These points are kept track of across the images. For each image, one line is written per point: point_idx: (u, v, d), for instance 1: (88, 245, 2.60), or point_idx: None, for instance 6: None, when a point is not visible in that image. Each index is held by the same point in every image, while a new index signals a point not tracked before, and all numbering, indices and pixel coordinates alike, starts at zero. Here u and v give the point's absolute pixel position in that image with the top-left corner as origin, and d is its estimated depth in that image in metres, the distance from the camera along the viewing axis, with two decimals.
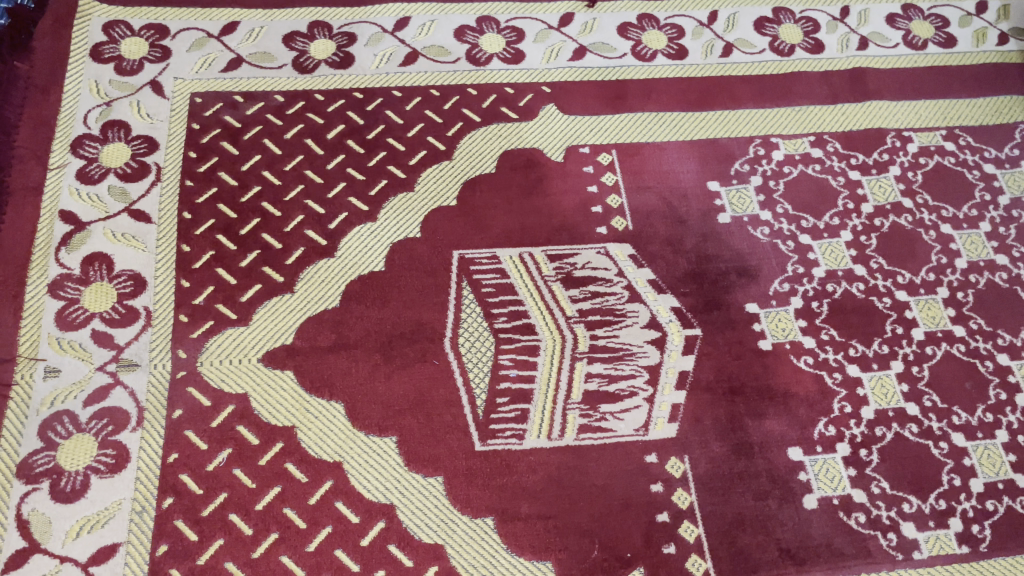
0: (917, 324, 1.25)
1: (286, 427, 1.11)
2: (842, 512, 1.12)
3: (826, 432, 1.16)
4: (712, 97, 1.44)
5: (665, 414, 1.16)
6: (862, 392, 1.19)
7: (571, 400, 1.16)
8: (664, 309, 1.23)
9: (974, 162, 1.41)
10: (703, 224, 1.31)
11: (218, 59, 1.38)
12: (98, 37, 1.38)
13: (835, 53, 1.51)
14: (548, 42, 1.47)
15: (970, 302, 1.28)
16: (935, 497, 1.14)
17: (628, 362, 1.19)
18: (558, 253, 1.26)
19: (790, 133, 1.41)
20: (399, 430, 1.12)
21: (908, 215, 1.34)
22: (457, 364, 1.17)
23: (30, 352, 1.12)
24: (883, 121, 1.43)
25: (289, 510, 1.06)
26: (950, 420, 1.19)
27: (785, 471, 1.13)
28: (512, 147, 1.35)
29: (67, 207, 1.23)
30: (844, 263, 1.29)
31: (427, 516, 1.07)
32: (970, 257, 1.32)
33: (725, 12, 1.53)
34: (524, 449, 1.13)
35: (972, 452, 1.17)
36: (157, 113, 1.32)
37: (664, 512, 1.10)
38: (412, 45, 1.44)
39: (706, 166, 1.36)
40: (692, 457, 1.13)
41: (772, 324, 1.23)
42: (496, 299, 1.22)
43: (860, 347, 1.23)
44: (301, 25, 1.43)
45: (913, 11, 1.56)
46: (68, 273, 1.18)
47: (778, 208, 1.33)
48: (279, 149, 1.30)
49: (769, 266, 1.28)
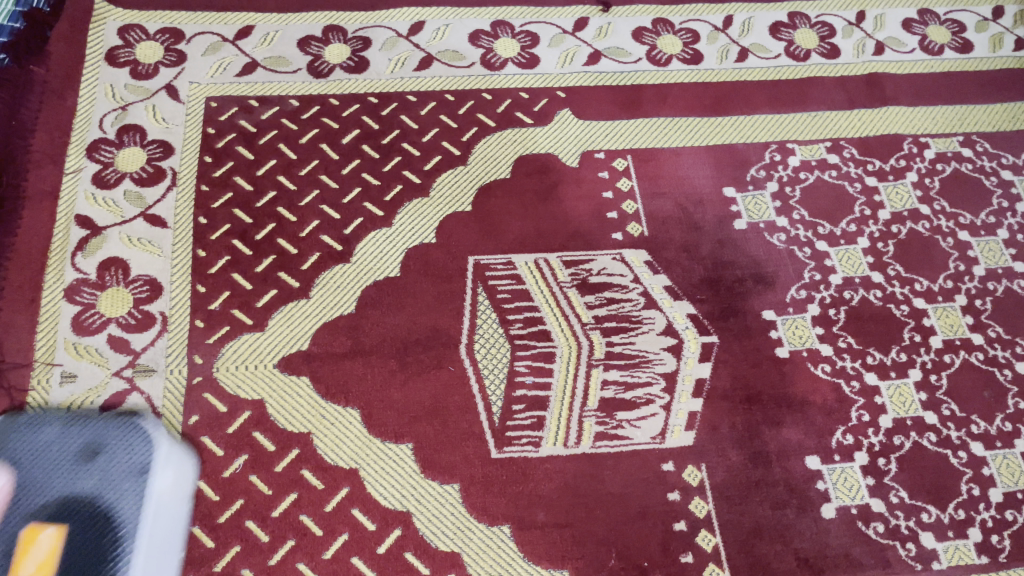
0: (935, 332, 1.24)
1: (302, 433, 1.10)
2: (860, 521, 1.11)
3: (844, 441, 1.16)
4: (728, 102, 1.43)
5: (682, 422, 1.15)
6: (880, 400, 1.19)
7: (587, 408, 1.15)
8: (680, 315, 1.22)
9: (991, 169, 1.40)
10: (719, 230, 1.30)
11: (233, 63, 1.38)
12: (114, 41, 1.38)
13: (851, 58, 1.50)
14: (563, 47, 1.47)
15: (989, 310, 1.27)
16: (954, 507, 1.13)
17: (644, 369, 1.19)
18: (574, 259, 1.26)
19: (806, 139, 1.40)
20: (415, 437, 1.11)
21: (925, 222, 1.34)
22: (473, 371, 1.16)
23: (47, 357, 1.12)
24: (900, 127, 1.43)
25: (306, 517, 1.06)
26: (969, 429, 1.18)
27: (803, 480, 1.13)
28: (527, 152, 1.35)
29: (84, 212, 1.23)
30: (861, 270, 1.29)
31: (444, 524, 1.07)
32: (988, 264, 1.31)
33: (740, 16, 1.53)
34: (541, 456, 1.12)
35: (991, 462, 1.16)
36: (172, 117, 1.32)
37: (681, 520, 1.09)
38: (427, 49, 1.43)
39: (722, 171, 1.36)
40: (709, 465, 1.13)
41: (789, 331, 1.23)
42: (512, 306, 1.21)
43: (878, 355, 1.22)
44: (316, 29, 1.43)
45: (929, 16, 1.56)
46: (84, 277, 1.18)
47: (794, 214, 1.33)
48: (294, 154, 1.30)
49: (786, 272, 1.27)
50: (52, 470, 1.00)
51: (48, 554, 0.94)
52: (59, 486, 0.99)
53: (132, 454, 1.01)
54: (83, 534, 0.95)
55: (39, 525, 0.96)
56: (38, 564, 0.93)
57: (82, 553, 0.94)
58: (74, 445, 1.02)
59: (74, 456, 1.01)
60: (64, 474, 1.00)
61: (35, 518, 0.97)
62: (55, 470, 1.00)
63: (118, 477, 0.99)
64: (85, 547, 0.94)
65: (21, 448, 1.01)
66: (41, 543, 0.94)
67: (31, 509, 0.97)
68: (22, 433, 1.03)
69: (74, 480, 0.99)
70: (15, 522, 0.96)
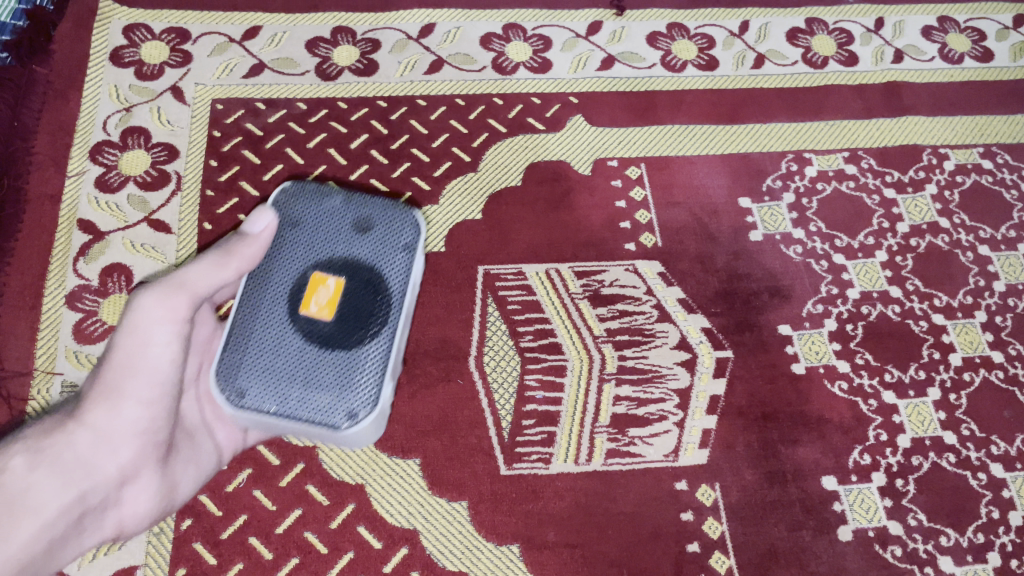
0: (954, 349, 1.22)
1: (307, 447, 1.08)
2: (878, 544, 1.09)
3: (861, 461, 1.14)
4: (744, 109, 1.40)
5: (695, 440, 1.13)
6: (898, 419, 1.17)
7: (599, 424, 1.13)
8: (694, 329, 1.20)
9: (1012, 182, 1.37)
10: (734, 241, 1.27)
11: (239, 64, 1.35)
12: (119, 41, 1.35)
13: (869, 66, 1.47)
14: (576, 51, 1.44)
15: (1008, 327, 1.25)
16: (973, 530, 1.11)
17: (658, 384, 1.16)
18: (585, 270, 1.23)
19: (824, 149, 1.37)
20: (423, 453, 1.09)
21: (944, 235, 1.31)
22: (482, 385, 1.14)
23: (47, 365, 1.11)
24: (919, 137, 1.40)
25: (310, 534, 1.03)
26: (989, 450, 1.16)
27: (819, 501, 1.11)
28: (539, 159, 1.32)
29: (86, 216, 1.21)
30: (879, 284, 1.26)
31: (452, 543, 1.05)
32: (1008, 280, 1.29)
33: (757, 22, 1.50)
34: (551, 474, 1.09)
35: (1011, 483, 1.14)
36: (178, 120, 1.29)
37: (695, 541, 1.07)
38: (438, 52, 1.41)
39: (738, 181, 1.33)
40: (723, 484, 1.10)
41: (805, 346, 1.20)
42: (522, 317, 1.19)
43: (896, 372, 1.20)
44: (325, 30, 1.40)
45: (949, 24, 1.53)
46: (86, 283, 1.16)
47: (811, 226, 1.30)
48: (302, 159, 1.28)
49: (803, 285, 1.25)
50: (329, 234, 0.87)
51: (337, 297, 0.84)
52: (335, 246, 0.87)
53: (406, 231, 0.89)
54: (363, 299, 0.85)
55: (322, 274, 0.85)
56: (323, 308, 0.83)
57: (360, 320, 0.84)
58: (350, 214, 0.89)
59: (352, 225, 0.88)
60: (338, 239, 0.87)
61: (310, 270, 0.85)
62: (335, 235, 0.87)
63: (392, 251, 0.88)
64: (366, 316, 0.84)
65: (302, 212, 0.89)
66: (329, 287, 0.84)
67: (309, 261, 0.86)
68: (308, 199, 0.90)
69: (350, 247, 0.87)
70: (293, 274, 0.86)
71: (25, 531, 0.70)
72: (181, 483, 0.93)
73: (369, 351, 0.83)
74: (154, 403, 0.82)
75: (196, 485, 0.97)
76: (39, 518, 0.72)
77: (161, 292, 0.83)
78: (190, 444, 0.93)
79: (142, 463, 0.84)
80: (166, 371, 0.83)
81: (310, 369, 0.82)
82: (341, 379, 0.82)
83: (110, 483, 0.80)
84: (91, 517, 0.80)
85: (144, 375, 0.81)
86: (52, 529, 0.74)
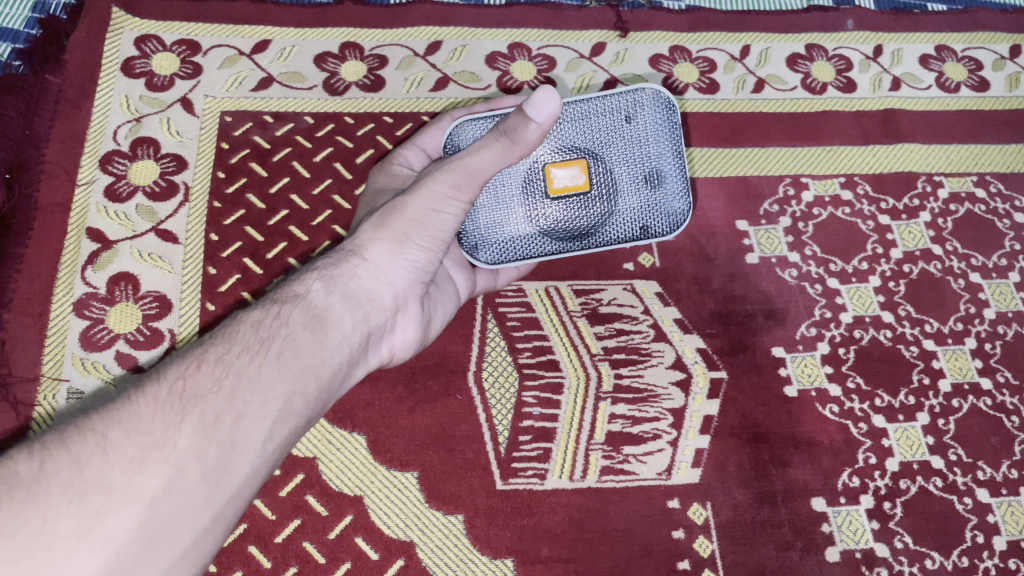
0: (944, 375, 1.25)
1: (308, 459, 1.11)
2: (864, 565, 1.13)
3: (850, 483, 1.17)
4: (743, 133, 1.42)
5: (687, 459, 1.15)
6: (887, 443, 1.20)
7: (594, 441, 1.15)
8: (689, 349, 1.21)
9: (1004, 211, 1.40)
10: (731, 264, 1.29)
11: (248, 78, 1.37)
12: (130, 51, 1.37)
13: (867, 93, 1.49)
14: (579, 71, 1.45)
15: (997, 354, 1.28)
16: (957, 554, 1.15)
17: (653, 404, 1.18)
18: (584, 288, 1.23)
19: (821, 174, 1.39)
20: (421, 466, 1.12)
21: (936, 262, 1.34)
22: (480, 401, 1.15)
23: (54, 371, 1.14)
24: (914, 165, 1.42)
25: (308, 544, 1.07)
26: (975, 475, 1.19)
27: (808, 522, 1.14)
28: None
29: (95, 225, 1.23)
30: (872, 309, 1.28)
31: (447, 555, 1.09)
32: (999, 308, 1.31)
33: (758, 47, 1.51)
34: (545, 489, 1.12)
35: (996, 509, 1.18)
36: (187, 131, 1.32)
37: (685, 559, 1.11)
38: (443, 70, 1.42)
39: (736, 204, 1.35)
40: (714, 503, 1.13)
41: (798, 369, 1.23)
42: (520, 334, 1.20)
43: (886, 397, 1.22)
44: (332, 45, 1.41)
45: (946, 53, 1.54)
46: (94, 291, 1.19)
47: (806, 250, 1.32)
48: (308, 172, 1.30)
49: (797, 308, 1.27)
50: (624, 156, 0.97)
51: (568, 188, 0.96)
52: (613, 170, 0.97)
53: (665, 219, 0.99)
54: (578, 215, 0.98)
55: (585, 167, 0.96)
56: (553, 182, 0.96)
57: (554, 217, 0.98)
58: (655, 164, 0.97)
59: (646, 173, 0.97)
60: (629, 169, 0.97)
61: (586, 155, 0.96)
62: (625, 160, 0.97)
63: (635, 215, 0.98)
64: (560, 221, 0.98)
65: (643, 121, 0.97)
66: (574, 178, 0.96)
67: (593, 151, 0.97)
68: (657, 120, 0.97)
69: (621, 180, 0.97)
70: (583, 142, 0.97)
71: (338, 340, 0.79)
72: (435, 319, 1.02)
73: (531, 236, 1.00)
74: (432, 251, 0.90)
75: (444, 321, 1.07)
76: (348, 329, 0.81)
77: (456, 173, 0.87)
78: (440, 288, 1.03)
79: (415, 298, 0.92)
80: (444, 229, 0.90)
81: (502, 216, 0.99)
82: (501, 228, 1.00)
83: (393, 311, 0.89)
84: (379, 337, 0.88)
85: (429, 232, 0.88)
86: (360, 342, 0.83)
